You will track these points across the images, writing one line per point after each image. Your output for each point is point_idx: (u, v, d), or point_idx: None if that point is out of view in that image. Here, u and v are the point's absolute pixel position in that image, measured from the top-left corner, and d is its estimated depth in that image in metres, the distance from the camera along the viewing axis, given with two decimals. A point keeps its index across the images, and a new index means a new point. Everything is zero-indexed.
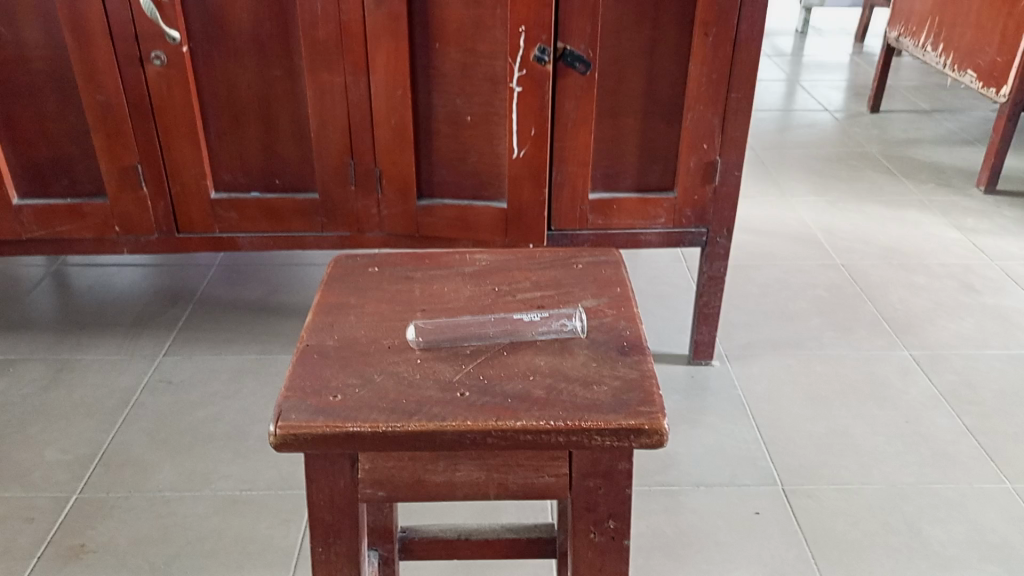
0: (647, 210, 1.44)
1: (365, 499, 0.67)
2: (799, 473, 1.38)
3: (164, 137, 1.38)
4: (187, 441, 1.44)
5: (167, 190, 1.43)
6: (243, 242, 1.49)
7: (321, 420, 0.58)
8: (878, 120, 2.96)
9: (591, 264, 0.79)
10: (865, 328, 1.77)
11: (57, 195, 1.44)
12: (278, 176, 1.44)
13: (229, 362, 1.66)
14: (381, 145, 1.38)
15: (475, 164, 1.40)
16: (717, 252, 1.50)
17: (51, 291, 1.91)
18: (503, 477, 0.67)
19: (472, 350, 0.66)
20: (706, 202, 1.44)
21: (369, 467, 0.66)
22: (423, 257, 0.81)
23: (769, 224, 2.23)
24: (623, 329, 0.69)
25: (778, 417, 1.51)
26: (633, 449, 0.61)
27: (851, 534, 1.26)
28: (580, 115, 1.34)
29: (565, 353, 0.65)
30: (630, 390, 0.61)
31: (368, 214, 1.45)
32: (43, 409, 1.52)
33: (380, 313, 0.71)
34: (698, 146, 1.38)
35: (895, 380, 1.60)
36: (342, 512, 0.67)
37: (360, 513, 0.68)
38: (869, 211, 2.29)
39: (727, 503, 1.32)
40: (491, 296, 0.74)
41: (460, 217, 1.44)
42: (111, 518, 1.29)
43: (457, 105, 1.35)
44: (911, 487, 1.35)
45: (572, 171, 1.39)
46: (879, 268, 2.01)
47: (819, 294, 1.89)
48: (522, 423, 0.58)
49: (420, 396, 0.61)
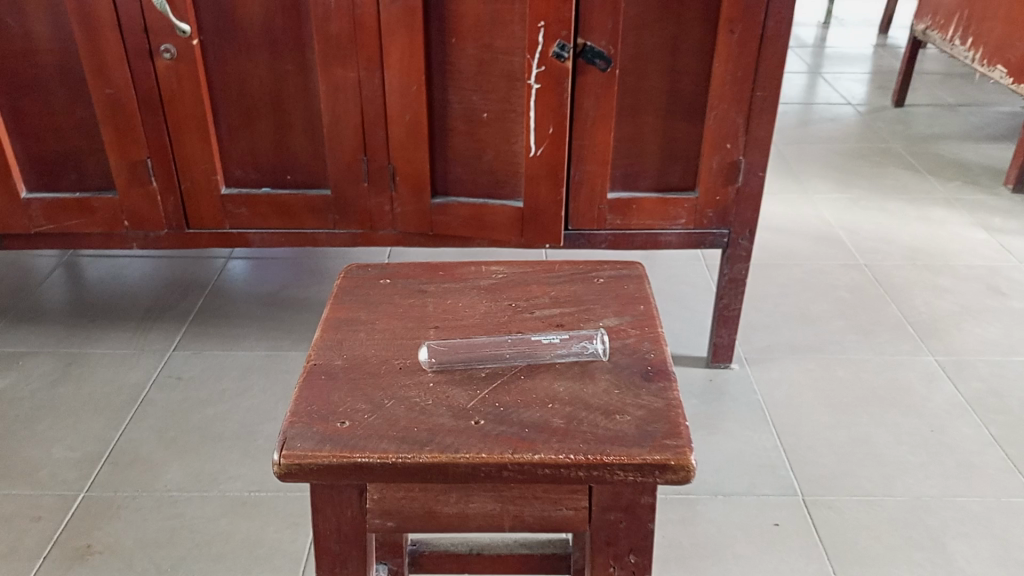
0: (667, 210, 1.40)
1: (374, 530, 0.64)
2: (819, 483, 1.34)
3: (174, 131, 1.35)
4: (195, 440, 1.42)
5: (177, 185, 1.40)
6: (254, 238, 1.46)
7: (327, 450, 0.55)
8: (902, 114, 2.89)
9: (612, 278, 0.76)
10: (888, 332, 1.72)
11: (66, 189, 1.42)
12: (290, 173, 1.40)
13: (239, 359, 1.63)
14: (394, 141, 1.35)
15: (491, 162, 1.36)
16: (738, 254, 1.46)
17: (63, 282, 1.89)
18: (520, 509, 0.64)
19: (487, 373, 0.63)
20: (729, 202, 1.40)
21: (378, 497, 0.63)
22: (438, 267, 0.78)
23: (790, 222, 2.18)
24: (647, 351, 0.65)
25: (798, 424, 1.47)
26: (657, 484, 0.58)
27: (873, 548, 1.23)
28: (600, 113, 1.30)
29: (586, 378, 0.62)
30: (655, 421, 0.58)
31: (381, 212, 1.42)
32: (52, 404, 1.50)
33: (392, 330, 0.68)
34: (721, 145, 1.34)
35: (919, 387, 1.56)
36: (350, 542, 0.64)
37: (368, 543, 0.65)
38: (892, 210, 2.23)
39: (745, 514, 1.28)
40: (507, 312, 0.70)
41: (475, 216, 1.40)
42: (118, 518, 1.27)
43: (474, 102, 1.31)
44: (936, 500, 1.31)
45: (590, 170, 1.35)
46: (904, 269, 1.96)
47: (841, 295, 1.85)
48: (539, 456, 0.55)
49: (431, 423, 0.58)
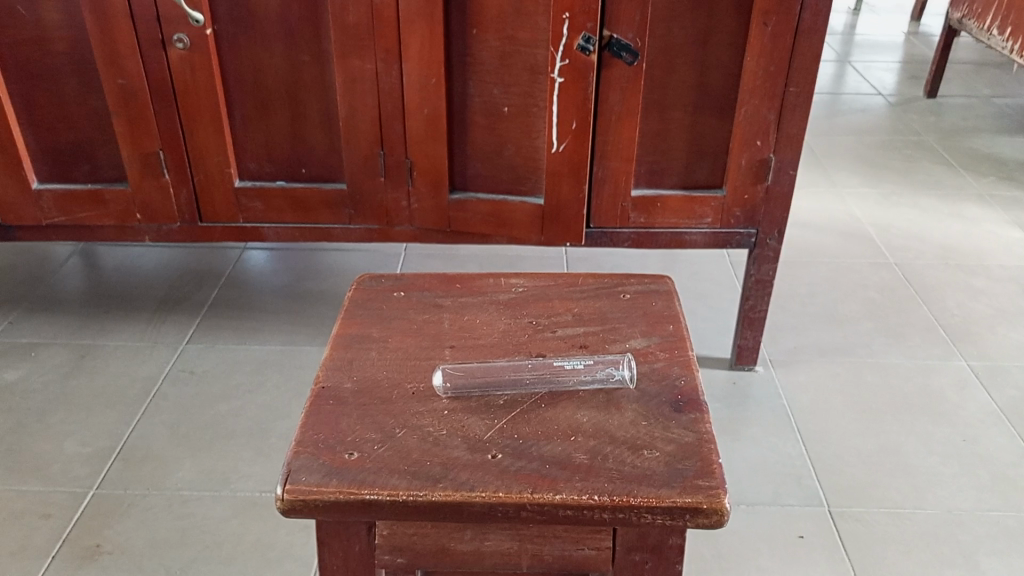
0: (693, 208, 1.35)
1: (383, 566, 0.61)
2: (846, 494, 1.30)
3: (187, 123, 1.31)
4: (207, 438, 1.40)
5: (190, 178, 1.36)
6: (268, 232, 1.42)
7: (334, 485, 0.52)
8: (935, 105, 2.81)
9: (639, 294, 0.73)
10: (918, 335, 1.66)
11: (78, 180, 1.39)
12: (305, 166, 1.37)
13: (253, 353, 1.61)
14: (412, 137, 1.31)
15: (511, 157, 1.32)
16: (766, 254, 1.41)
17: (79, 271, 1.88)
18: (539, 547, 0.60)
19: (506, 401, 0.60)
20: (758, 201, 1.35)
21: (387, 533, 0.60)
22: (454, 280, 0.75)
23: (817, 218, 2.12)
24: (677, 378, 0.62)
25: (824, 431, 1.42)
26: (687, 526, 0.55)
27: (902, 564, 1.18)
28: (626, 107, 1.25)
29: (611, 409, 0.59)
30: (686, 458, 0.55)
31: (398, 207, 1.38)
32: (64, 397, 1.48)
33: (405, 349, 0.65)
34: (750, 143, 1.29)
35: (951, 393, 1.51)
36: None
37: None
38: (924, 206, 2.17)
39: (770, 525, 1.24)
40: (527, 331, 0.67)
41: (495, 213, 1.36)
42: (129, 517, 1.25)
43: (495, 96, 1.27)
44: (969, 514, 1.27)
45: (614, 167, 1.30)
46: (936, 268, 1.89)
47: (870, 295, 1.79)
48: (560, 497, 0.52)
49: (445, 456, 0.55)
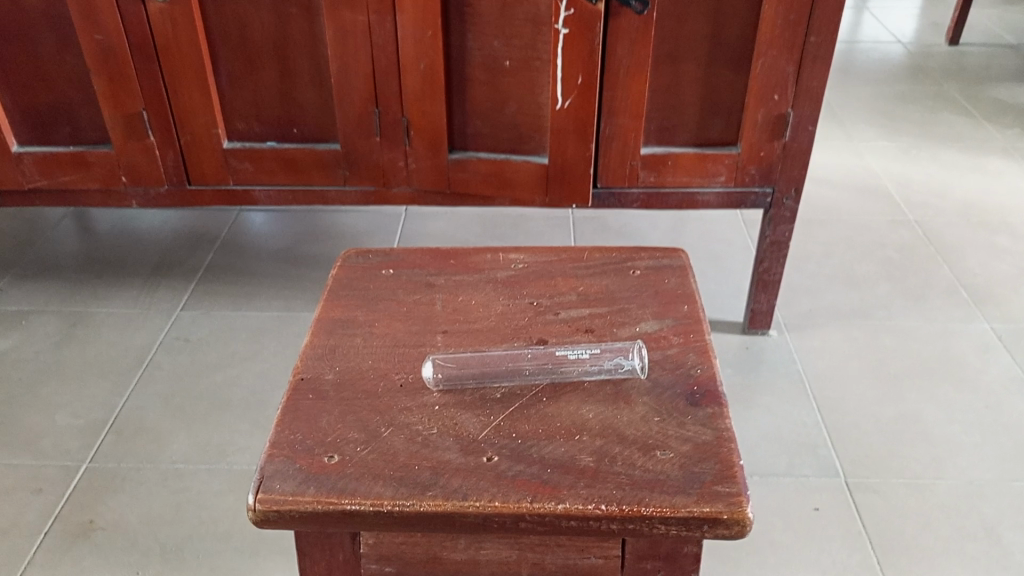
0: (706, 166, 1.28)
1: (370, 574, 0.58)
2: (862, 464, 1.25)
3: (170, 80, 1.24)
4: (202, 408, 1.36)
5: (175, 138, 1.30)
6: (260, 195, 1.36)
7: (310, 494, 0.51)
8: (956, 54, 2.70)
9: (650, 270, 0.73)
10: (938, 296, 1.60)
11: (59, 142, 1.32)
12: (297, 125, 1.30)
13: (249, 320, 1.56)
14: (409, 93, 1.24)
15: (514, 114, 1.25)
16: (783, 215, 1.34)
17: (72, 234, 1.82)
18: (540, 557, 0.57)
19: (503, 394, 0.59)
20: (774, 158, 1.27)
21: (373, 542, 0.57)
22: (447, 255, 0.75)
23: (833, 174, 2.04)
24: (693, 366, 0.61)
25: (840, 398, 1.37)
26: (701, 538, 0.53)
27: (922, 538, 1.14)
28: (635, 60, 1.17)
29: (621, 402, 0.58)
30: (703, 460, 0.53)
31: (395, 168, 1.31)
32: (56, 367, 1.44)
33: (394, 336, 0.65)
34: (768, 97, 1.21)
35: (973, 358, 1.45)
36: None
37: None
38: (944, 160, 2.08)
39: (784, 498, 1.19)
40: (528, 313, 0.67)
41: (496, 173, 1.29)
42: (123, 492, 1.21)
43: (495, 48, 1.19)
44: (991, 485, 1.22)
45: (622, 124, 1.23)
46: (957, 226, 1.82)
47: (888, 255, 1.72)
48: (563, 507, 0.50)
49: (436, 460, 0.53)
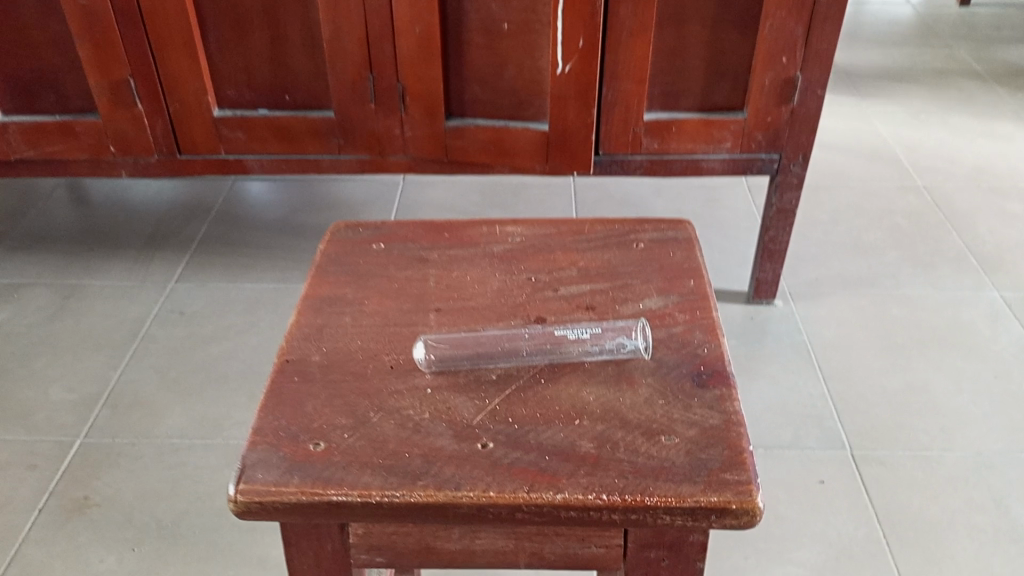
0: (711, 133, 1.24)
1: (361, 564, 0.57)
2: (869, 435, 1.23)
3: (158, 46, 1.20)
4: (198, 382, 1.34)
5: (164, 106, 1.26)
6: (253, 165, 1.33)
7: (295, 485, 0.49)
8: (967, 15, 2.63)
9: (655, 243, 0.71)
10: (947, 264, 1.57)
11: (45, 111, 1.29)
12: (289, 92, 1.26)
13: (245, 292, 1.53)
14: (405, 58, 1.20)
15: (513, 80, 1.21)
16: (790, 182, 1.30)
17: (64, 204, 1.79)
18: (538, 546, 0.56)
19: (499, 375, 0.57)
20: (782, 124, 1.23)
21: (362, 533, 0.55)
22: (441, 228, 0.73)
23: (841, 139, 2.00)
24: (700, 345, 0.59)
25: (847, 368, 1.35)
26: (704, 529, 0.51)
27: (930, 511, 1.12)
28: (639, 22, 1.13)
29: (623, 385, 0.56)
30: (711, 446, 0.51)
31: (391, 136, 1.28)
32: (49, 341, 1.42)
33: (384, 314, 0.62)
34: (776, 59, 1.17)
35: (982, 327, 1.42)
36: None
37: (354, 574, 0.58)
38: (954, 124, 2.04)
39: (789, 470, 1.17)
40: (525, 290, 0.65)
41: (495, 141, 1.25)
42: (118, 467, 1.20)
43: (493, 11, 1.15)
44: (1000, 457, 1.20)
45: (625, 89, 1.19)
46: (967, 191, 1.78)
47: (896, 222, 1.69)
48: (562, 497, 0.48)
49: (428, 447, 0.51)
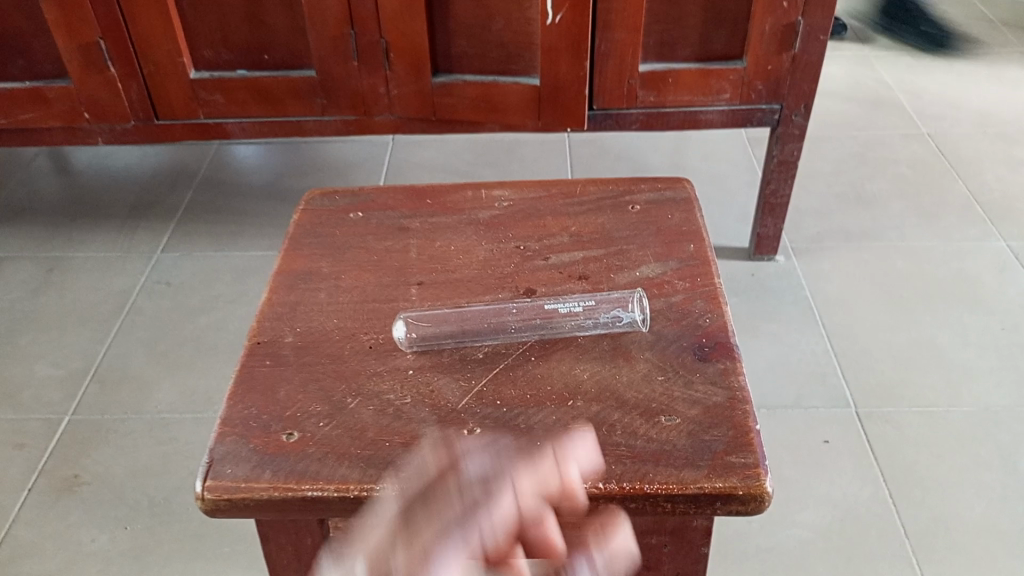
0: (708, 84, 1.19)
1: None
2: (873, 392, 1.20)
3: (127, 6, 1.14)
4: (187, 354, 1.30)
5: (138, 69, 1.21)
6: (234, 128, 1.28)
7: (266, 480, 0.46)
8: None
9: (651, 204, 0.67)
10: (952, 214, 1.53)
11: (14, 78, 1.23)
12: (268, 52, 1.20)
13: (232, 261, 1.49)
14: (387, 12, 1.14)
15: (501, 33, 1.15)
16: (791, 133, 1.26)
17: (45, 174, 1.74)
18: None
19: (485, 354, 0.53)
20: (782, 72, 1.18)
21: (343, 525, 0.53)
22: (423, 195, 0.69)
23: (843, 87, 1.94)
24: (701, 316, 0.56)
25: (850, 323, 1.31)
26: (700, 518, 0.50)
27: (936, 469, 1.09)
28: None
29: (619, 360, 0.52)
30: (715, 426, 0.48)
31: (376, 95, 1.23)
32: (34, 316, 1.39)
33: (362, 290, 0.59)
34: (776, 4, 1.11)
35: (989, 278, 1.39)
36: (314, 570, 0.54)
37: None
38: (958, 67, 1.98)
39: (793, 430, 1.15)
40: (512, 259, 0.61)
41: (485, 97, 1.20)
42: (108, 444, 1.17)
43: None
44: (1008, 411, 1.17)
45: (619, 40, 1.13)
46: (973, 138, 1.73)
47: (900, 171, 1.65)
48: None
49: (409, 434, 0.48)
